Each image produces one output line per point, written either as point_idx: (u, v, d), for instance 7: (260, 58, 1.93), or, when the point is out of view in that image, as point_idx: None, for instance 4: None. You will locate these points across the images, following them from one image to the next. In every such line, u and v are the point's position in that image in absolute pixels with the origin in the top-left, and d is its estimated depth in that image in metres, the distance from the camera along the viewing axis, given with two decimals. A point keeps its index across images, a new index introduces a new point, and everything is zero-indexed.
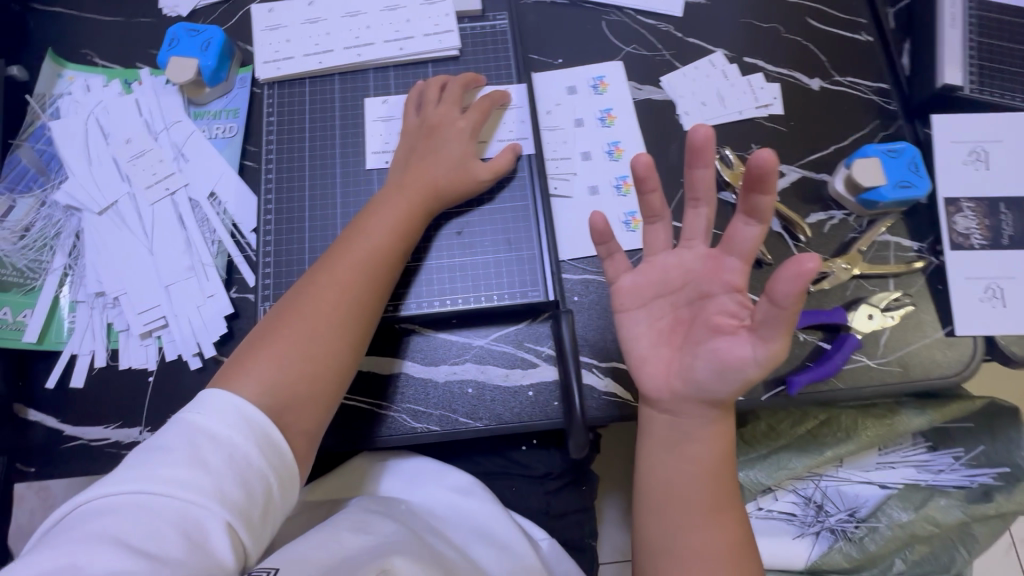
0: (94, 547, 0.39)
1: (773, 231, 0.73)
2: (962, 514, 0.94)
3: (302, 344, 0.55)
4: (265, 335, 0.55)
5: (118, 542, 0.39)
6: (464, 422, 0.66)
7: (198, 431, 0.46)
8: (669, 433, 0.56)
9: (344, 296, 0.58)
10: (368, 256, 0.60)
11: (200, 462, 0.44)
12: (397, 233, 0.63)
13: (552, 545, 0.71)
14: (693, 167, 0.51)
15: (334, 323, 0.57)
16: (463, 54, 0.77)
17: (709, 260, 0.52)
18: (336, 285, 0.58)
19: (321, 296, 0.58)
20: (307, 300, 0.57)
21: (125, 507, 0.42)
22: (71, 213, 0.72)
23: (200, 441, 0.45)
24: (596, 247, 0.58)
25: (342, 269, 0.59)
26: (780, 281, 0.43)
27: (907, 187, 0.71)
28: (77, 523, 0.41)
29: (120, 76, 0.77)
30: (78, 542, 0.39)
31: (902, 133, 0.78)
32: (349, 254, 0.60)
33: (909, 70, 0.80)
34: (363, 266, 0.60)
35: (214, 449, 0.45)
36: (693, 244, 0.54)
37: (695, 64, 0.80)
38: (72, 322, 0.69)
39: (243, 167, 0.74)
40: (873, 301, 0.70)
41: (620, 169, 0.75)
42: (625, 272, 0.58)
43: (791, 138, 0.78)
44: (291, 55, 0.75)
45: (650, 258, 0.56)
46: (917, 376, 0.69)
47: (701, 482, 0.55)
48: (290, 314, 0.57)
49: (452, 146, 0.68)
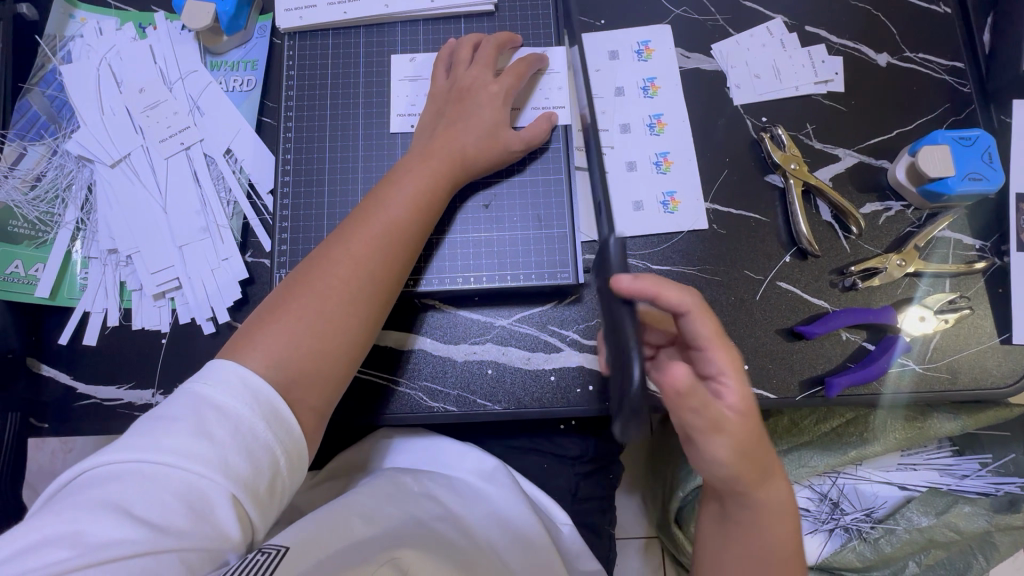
0: (98, 515, 0.39)
1: (822, 220, 0.68)
2: (986, 523, 0.91)
3: (312, 319, 0.52)
4: (275, 308, 0.53)
5: (123, 510, 0.39)
6: (481, 405, 0.64)
7: (203, 402, 0.44)
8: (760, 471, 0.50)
9: (357, 273, 0.55)
10: (385, 231, 0.57)
11: (204, 433, 0.42)
12: (418, 206, 0.59)
13: (573, 531, 0.69)
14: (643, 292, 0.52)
15: (346, 298, 0.54)
16: (499, 10, 0.71)
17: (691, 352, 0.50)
18: (349, 261, 0.55)
19: (334, 269, 0.54)
20: (318, 272, 0.54)
21: (128, 475, 0.41)
22: (83, 164, 0.69)
23: (204, 412, 0.44)
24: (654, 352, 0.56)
25: (355, 241, 0.56)
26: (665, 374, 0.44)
27: (979, 180, 0.64)
28: (81, 487, 0.41)
29: (134, 20, 0.72)
30: (80, 509, 0.39)
31: (975, 118, 0.71)
32: (364, 228, 0.56)
33: (988, 49, 0.73)
34: (380, 238, 0.56)
35: (219, 420, 0.43)
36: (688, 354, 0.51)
37: (751, 31, 0.73)
38: (85, 278, 0.67)
39: (261, 123, 0.70)
40: (927, 302, 0.65)
41: (660, 145, 0.70)
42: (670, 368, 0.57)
43: (850, 119, 0.71)
44: (314, 3, 0.70)
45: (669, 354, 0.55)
46: (965, 385, 0.64)
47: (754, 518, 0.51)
48: (303, 286, 0.54)
49: (482, 114, 0.63)
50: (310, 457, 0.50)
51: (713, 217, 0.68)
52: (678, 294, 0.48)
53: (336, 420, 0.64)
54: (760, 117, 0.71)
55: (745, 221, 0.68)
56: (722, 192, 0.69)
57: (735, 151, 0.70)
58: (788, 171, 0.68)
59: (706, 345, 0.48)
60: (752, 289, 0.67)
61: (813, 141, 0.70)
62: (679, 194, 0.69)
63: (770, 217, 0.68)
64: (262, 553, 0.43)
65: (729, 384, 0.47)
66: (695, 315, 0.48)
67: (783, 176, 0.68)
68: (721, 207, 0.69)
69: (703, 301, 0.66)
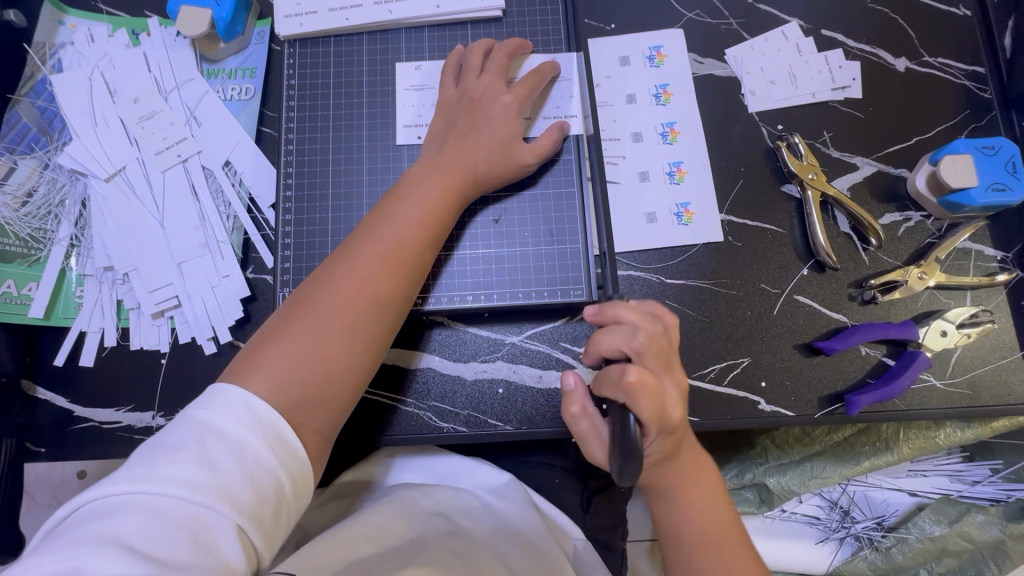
0: (95, 551, 0.36)
1: (840, 232, 0.66)
2: (1000, 533, 0.89)
3: (315, 342, 0.50)
4: (278, 329, 0.51)
5: (121, 544, 0.36)
6: (492, 425, 0.62)
7: (204, 429, 0.42)
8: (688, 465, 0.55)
9: (361, 292, 0.52)
10: (391, 248, 0.54)
11: (207, 460, 0.41)
12: (427, 222, 0.56)
13: (588, 546, 0.68)
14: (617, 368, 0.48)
15: (350, 319, 0.52)
16: (507, 15, 0.68)
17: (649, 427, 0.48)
18: (354, 279, 0.53)
19: (338, 288, 0.52)
20: (320, 293, 0.52)
21: (128, 508, 0.38)
22: (76, 177, 0.66)
23: (207, 439, 0.42)
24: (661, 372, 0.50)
25: (359, 260, 0.54)
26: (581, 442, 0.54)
27: (1001, 191, 0.62)
28: (75, 524, 0.38)
29: (126, 26, 0.70)
30: (76, 546, 0.36)
31: (996, 126, 0.69)
32: (370, 245, 0.54)
33: (1010, 53, 0.71)
34: (386, 255, 0.54)
35: (222, 446, 0.42)
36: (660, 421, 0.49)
37: (766, 36, 0.71)
38: (80, 297, 0.65)
39: (260, 134, 0.68)
40: (949, 316, 0.63)
41: (674, 155, 0.68)
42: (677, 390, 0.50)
43: (869, 127, 0.69)
44: (314, 9, 0.67)
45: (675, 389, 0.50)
46: (988, 401, 0.63)
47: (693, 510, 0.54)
48: (306, 307, 0.52)
49: (495, 125, 0.60)
50: (315, 482, 0.48)
51: (728, 229, 0.67)
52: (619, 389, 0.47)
53: (342, 442, 0.62)
54: (775, 125, 0.69)
55: (762, 233, 0.66)
56: (738, 203, 0.67)
57: (750, 160, 0.68)
58: (805, 181, 0.66)
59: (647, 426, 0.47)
60: (769, 304, 0.65)
61: (830, 149, 0.68)
62: (694, 205, 0.67)
63: (787, 228, 0.67)
64: None
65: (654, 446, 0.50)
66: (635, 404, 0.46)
67: (800, 186, 0.66)
68: (736, 219, 0.67)
69: (719, 316, 0.65)
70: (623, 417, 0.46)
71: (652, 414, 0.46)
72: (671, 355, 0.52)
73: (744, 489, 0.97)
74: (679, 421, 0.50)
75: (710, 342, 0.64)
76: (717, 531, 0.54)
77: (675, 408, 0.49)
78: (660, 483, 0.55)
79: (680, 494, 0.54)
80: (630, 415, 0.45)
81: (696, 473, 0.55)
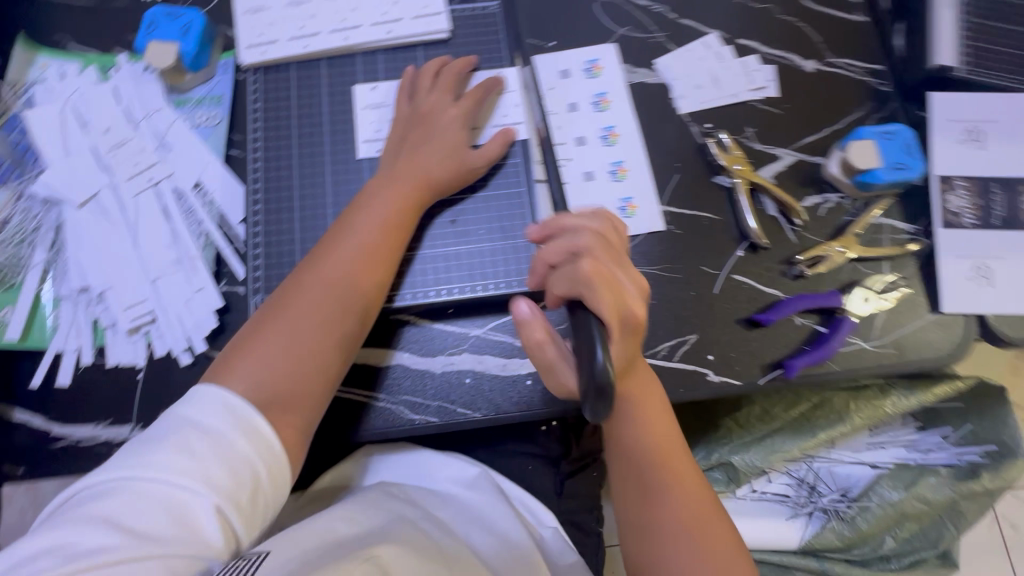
0: (89, 527, 0.40)
1: (768, 215, 0.73)
2: (952, 492, 0.98)
3: (287, 344, 0.53)
4: (250, 335, 0.54)
5: (111, 521, 0.41)
6: (462, 413, 0.65)
7: (184, 422, 0.46)
8: (652, 400, 0.58)
9: (328, 296, 0.56)
10: (354, 255, 0.59)
11: (186, 448, 0.44)
12: (387, 228, 0.61)
13: (557, 534, 0.70)
14: (573, 266, 0.50)
15: (319, 322, 0.55)
16: (454, 38, 0.75)
17: (613, 320, 0.48)
18: (321, 285, 0.57)
19: (306, 294, 0.56)
20: (290, 299, 0.56)
21: (118, 490, 0.43)
22: (50, 206, 0.69)
23: (187, 430, 0.45)
24: (619, 270, 0.51)
25: (327, 265, 0.58)
26: (543, 370, 0.55)
27: (902, 170, 0.70)
28: (73, 506, 0.42)
29: (96, 62, 0.74)
30: (72, 524, 0.41)
31: (895, 116, 0.78)
32: (335, 254, 0.59)
33: (903, 54, 0.79)
34: (351, 261, 0.58)
35: (200, 436, 0.45)
36: (625, 317, 0.49)
37: (690, 46, 0.79)
38: (55, 319, 0.67)
39: (228, 156, 0.72)
40: (869, 284, 0.70)
41: (615, 155, 0.74)
42: (635, 290, 0.51)
43: (786, 121, 0.77)
44: (275, 39, 0.73)
45: (635, 288, 0.52)
46: (912, 357, 0.69)
47: (656, 443, 0.57)
48: (277, 313, 0.55)
49: (440, 134, 0.67)
50: (293, 477, 0.50)
51: (669, 219, 0.73)
52: (576, 280, 0.49)
53: (317, 441, 0.65)
54: (704, 123, 0.76)
55: (699, 220, 0.73)
56: (675, 195, 0.74)
57: (683, 156, 0.75)
58: (734, 172, 0.73)
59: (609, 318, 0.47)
60: (710, 284, 0.71)
61: (754, 143, 0.76)
62: (636, 199, 0.73)
63: (721, 215, 0.73)
64: (244, 558, 0.43)
65: (619, 346, 0.49)
66: (592, 294, 0.47)
67: (730, 176, 0.73)
68: (675, 209, 0.73)
69: (666, 297, 0.70)
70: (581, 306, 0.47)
71: (609, 304, 0.47)
72: (620, 252, 0.53)
73: (713, 470, 1.00)
74: (639, 319, 0.50)
75: (659, 322, 0.69)
76: (676, 469, 0.57)
77: (634, 303, 0.50)
78: (625, 418, 0.57)
79: (643, 425, 0.57)
80: (589, 300, 0.47)
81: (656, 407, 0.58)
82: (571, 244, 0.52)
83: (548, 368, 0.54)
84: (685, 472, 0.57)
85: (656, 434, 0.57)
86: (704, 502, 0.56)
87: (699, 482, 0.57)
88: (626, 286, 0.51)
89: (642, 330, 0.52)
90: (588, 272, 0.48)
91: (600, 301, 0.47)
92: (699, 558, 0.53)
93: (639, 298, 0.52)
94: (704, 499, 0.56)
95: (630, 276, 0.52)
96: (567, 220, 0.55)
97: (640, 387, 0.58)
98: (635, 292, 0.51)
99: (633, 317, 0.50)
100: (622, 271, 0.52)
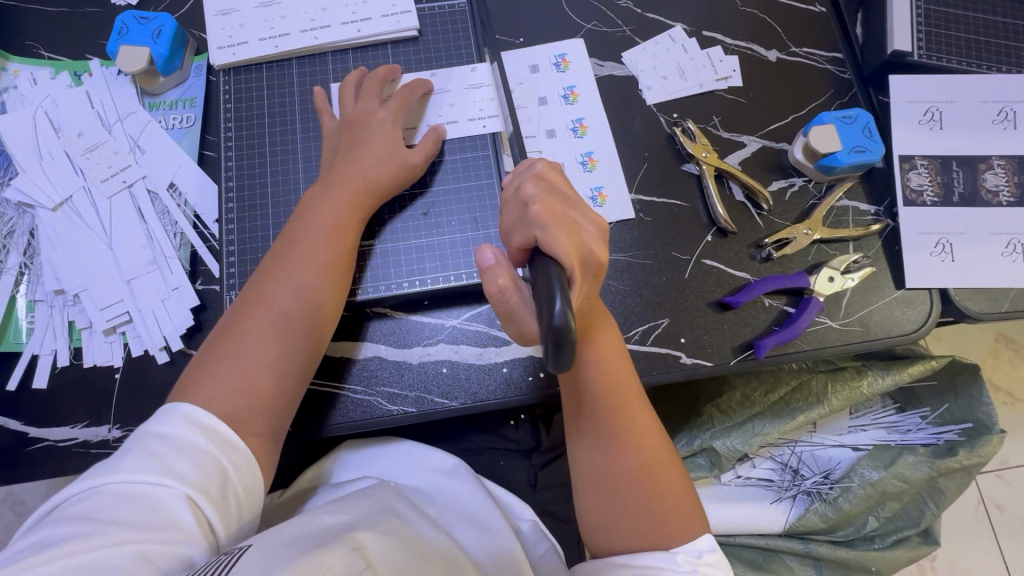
0: (64, 526, 0.42)
1: (736, 201, 0.75)
2: (929, 470, 0.97)
3: (242, 357, 0.54)
4: (206, 356, 0.54)
5: (86, 517, 0.42)
6: (439, 402, 0.66)
7: (147, 433, 0.48)
8: (613, 356, 0.57)
9: (280, 307, 0.57)
10: (305, 263, 0.59)
11: (152, 452, 0.46)
12: (335, 233, 0.62)
13: (534, 527, 0.71)
14: (527, 209, 0.47)
15: (274, 331, 0.56)
16: (423, 35, 0.77)
17: (574, 257, 0.45)
18: (272, 296, 0.57)
19: (257, 308, 0.57)
20: (243, 315, 0.56)
21: (90, 493, 0.44)
22: (24, 210, 0.70)
23: (151, 438, 0.47)
24: (573, 211, 0.49)
25: (270, 281, 0.58)
26: (506, 324, 0.49)
27: (862, 152, 0.72)
28: (49, 515, 0.43)
29: (68, 68, 0.75)
30: (49, 526, 0.42)
31: (856, 101, 0.80)
32: (285, 264, 0.59)
33: (862, 40, 0.82)
34: (300, 269, 0.59)
35: (163, 440, 0.47)
36: (585, 257, 0.47)
37: (655, 39, 0.81)
38: (31, 322, 0.67)
39: (202, 157, 0.73)
40: (833, 264, 0.71)
41: (585, 146, 0.76)
42: (592, 229, 0.49)
43: (750, 109, 0.79)
44: (246, 40, 0.74)
45: (591, 228, 0.49)
46: (877, 334, 0.71)
47: (618, 401, 0.56)
48: (230, 328, 0.56)
49: (375, 137, 0.66)
50: (264, 479, 0.52)
51: (639, 207, 0.74)
52: (532, 221, 0.46)
53: (295, 436, 0.65)
54: (671, 114, 0.78)
55: (668, 207, 0.74)
56: (645, 183, 0.75)
57: (652, 146, 0.77)
58: (701, 160, 0.74)
59: (569, 254, 0.44)
60: (680, 269, 0.72)
61: (720, 131, 0.78)
62: (606, 188, 0.74)
63: (690, 202, 0.75)
64: (228, 554, 0.43)
65: (580, 287, 0.46)
66: (549, 234, 0.44)
67: (697, 164, 0.75)
68: (645, 197, 0.75)
69: (638, 282, 0.72)
70: (540, 244, 0.44)
71: (567, 242, 0.45)
72: (569, 195, 0.51)
73: (696, 456, 1.02)
74: (600, 260, 0.48)
75: (631, 307, 0.71)
76: (637, 426, 0.57)
77: (592, 243, 0.48)
78: (588, 378, 0.56)
79: (607, 385, 0.56)
80: (547, 239, 0.44)
81: (617, 363, 0.58)
82: (519, 192, 0.49)
83: (510, 323, 0.48)
84: (646, 428, 0.57)
85: (618, 391, 0.57)
86: (654, 451, 0.57)
87: (658, 436, 0.58)
88: (584, 226, 0.48)
89: (602, 273, 0.50)
90: (541, 213, 0.46)
91: (556, 243, 0.44)
92: (643, 502, 0.55)
93: (599, 238, 0.49)
94: (654, 450, 0.57)
95: (585, 216, 0.50)
96: (519, 170, 0.52)
97: (595, 337, 0.57)
98: (593, 234, 0.49)
99: (592, 257, 0.47)
100: (577, 212, 0.49)
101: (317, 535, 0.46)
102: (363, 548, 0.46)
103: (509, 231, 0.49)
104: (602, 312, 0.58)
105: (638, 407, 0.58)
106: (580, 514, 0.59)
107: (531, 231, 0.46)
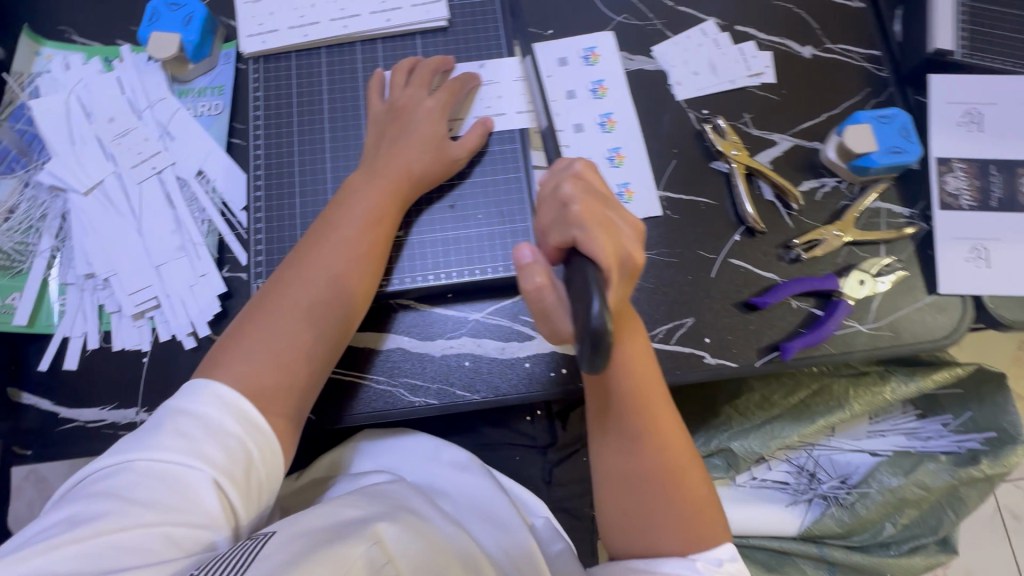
0: (94, 502, 0.43)
1: (765, 199, 0.74)
2: (950, 478, 0.97)
3: (271, 337, 0.54)
4: (236, 333, 0.55)
5: (116, 495, 0.43)
6: (461, 395, 0.66)
7: (174, 412, 0.48)
8: (639, 355, 0.57)
9: (312, 290, 0.57)
10: (339, 248, 0.60)
11: (181, 432, 0.47)
12: (371, 222, 0.62)
13: (548, 524, 0.71)
14: (565, 208, 0.47)
15: (304, 313, 0.56)
16: (452, 26, 0.76)
17: (612, 259, 0.44)
18: (304, 280, 0.58)
19: (289, 290, 0.57)
20: (275, 295, 0.57)
21: (120, 470, 0.45)
22: (56, 194, 0.71)
23: (180, 417, 0.48)
24: (611, 212, 0.49)
25: (306, 265, 0.58)
26: (540, 321, 0.49)
27: (898, 153, 0.70)
28: (81, 487, 0.45)
29: (100, 54, 0.75)
30: (80, 500, 0.43)
31: (893, 100, 0.78)
32: (319, 249, 0.59)
33: (901, 37, 0.80)
34: (333, 254, 0.59)
35: (192, 420, 0.48)
36: (622, 258, 0.46)
37: (687, 33, 0.79)
38: (62, 305, 0.68)
39: (230, 145, 0.73)
40: (864, 267, 0.70)
41: (613, 141, 0.75)
42: (629, 230, 0.48)
43: (783, 107, 0.77)
44: (276, 28, 0.74)
45: (629, 229, 0.49)
46: (907, 340, 0.70)
47: (640, 401, 0.56)
48: (260, 308, 0.56)
49: (420, 128, 0.66)
50: (286, 462, 0.52)
51: (666, 204, 0.73)
52: (570, 221, 0.46)
53: (316, 425, 0.65)
54: (701, 110, 0.77)
55: (694, 205, 0.73)
56: (673, 180, 0.74)
57: (681, 143, 0.75)
58: (731, 157, 0.73)
59: (607, 254, 0.44)
60: (706, 267, 0.71)
61: (751, 129, 0.76)
62: (633, 183, 0.73)
63: (719, 200, 0.74)
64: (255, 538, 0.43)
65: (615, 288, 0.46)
66: (588, 234, 0.44)
67: (727, 162, 0.74)
68: (672, 194, 0.74)
69: (664, 281, 0.71)
70: (579, 245, 0.44)
71: (604, 242, 0.44)
72: (607, 195, 0.50)
73: (711, 456, 1.01)
74: (637, 262, 0.48)
75: (656, 306, 0.70)
76: (659, 426, 0.56)
77: (629, 244, 0.47)
78: (614, 376, 0.55)
79: (632, 382, 0.56)
80: (586, 239, 0.44)
81: (642, 362, 0.57)
82: (558, 191, 0.49)
83: (543, 321, 0.48)
84: (669, 429, 0.57)
85: (641, 390, 0.56)
86: (676, 451, 0.56)
87: (681, 437, 0.57)
88: (622, 227, 0.48)
89: (637, 275, 0.49)
90: (580, 213, 0.46)
91: (593, 244, 0.44)
92: (664, 502, 0.55)
93: (635, 239, 0.49)
94: (677, 451, 0.56)
95: (623, 218, 0.49)
96: (558, 168, 0.52)
97: (622, 335, 0.56)
98: (630, 235, 0.48)
99: (629, 258, 0.47)
100: (615, 213, 0.49)
101: (340, 526, 0.47)
102: (383, 541, 0.47)
103: (546, 230, 0.49)
104: (631, 311, 0.58)
105: (660, 408, 0.57)
106: (598, 511, 0.59)
107: (569, 230, 0.46)
